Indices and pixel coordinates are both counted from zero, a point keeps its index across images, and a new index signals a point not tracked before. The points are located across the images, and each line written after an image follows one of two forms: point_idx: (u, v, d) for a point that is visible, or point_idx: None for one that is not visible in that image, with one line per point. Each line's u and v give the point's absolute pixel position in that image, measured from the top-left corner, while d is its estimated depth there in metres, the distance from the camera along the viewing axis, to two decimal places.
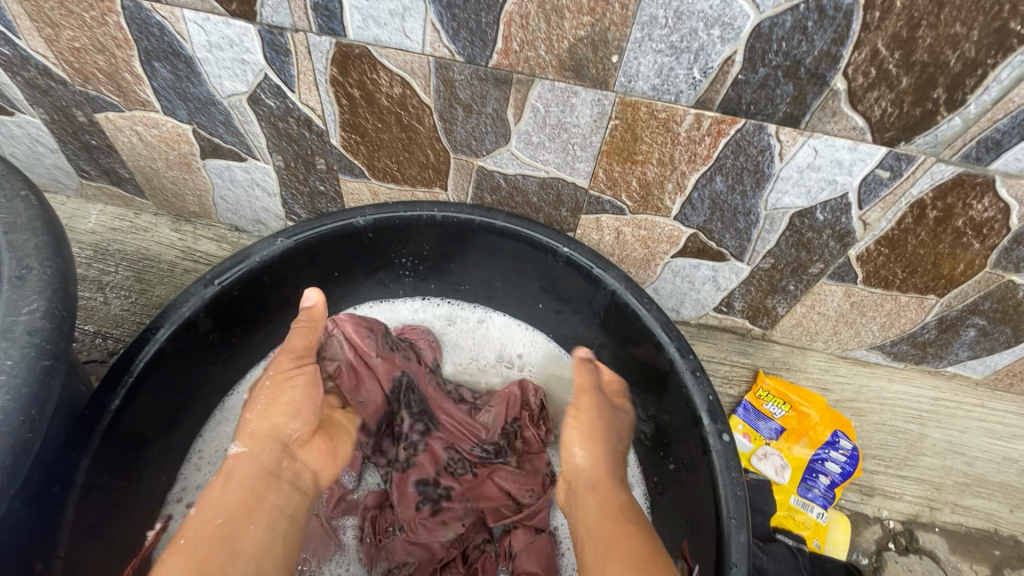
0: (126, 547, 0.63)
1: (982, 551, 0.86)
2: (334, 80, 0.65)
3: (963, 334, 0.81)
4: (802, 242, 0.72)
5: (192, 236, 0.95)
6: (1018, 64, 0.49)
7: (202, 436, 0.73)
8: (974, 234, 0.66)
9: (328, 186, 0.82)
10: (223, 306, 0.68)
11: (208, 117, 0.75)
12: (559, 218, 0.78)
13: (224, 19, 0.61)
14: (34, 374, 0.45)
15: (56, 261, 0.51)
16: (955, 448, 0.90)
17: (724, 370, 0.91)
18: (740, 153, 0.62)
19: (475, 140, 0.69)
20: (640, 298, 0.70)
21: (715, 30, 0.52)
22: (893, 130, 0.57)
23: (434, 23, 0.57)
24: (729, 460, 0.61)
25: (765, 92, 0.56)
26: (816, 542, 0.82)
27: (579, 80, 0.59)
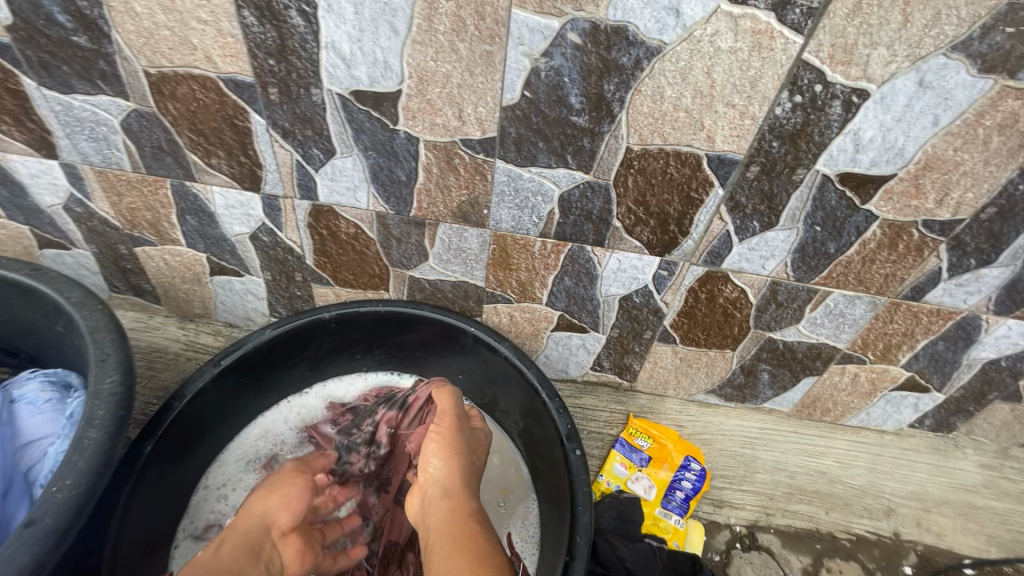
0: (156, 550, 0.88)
1: (807, 545, 1.13)
2: (310, 226, 0.99)
3: (760, 376, 1.14)
4: (632, 317, 1.06)
5: (195, 332, 1.23)
6: (705, 213, 0.87)
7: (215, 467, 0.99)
8: (733, 307, 1.01)
9: (303, 291, 1.13)
10: (225, 380, 0.95)
11: (218, 248, 1.07)
12: (469, 307, 1.11)
13: (239, 191, 0.95)
14: (115, 419, 0.72)
15: (124, 349, 0.79)
16: (780, 466, 1.20)
17: (605, 415, 1.21)
18: (574, 262, 0.98)
19: (406, 259, 1.02)
20: (524, 360, 1.00)
21: (539, 196, 0.88)
22: (659, 247, 0.93)
23: (374, 193, 0.92)
24: (580, 467, 0.90)
25: (577, 228, 0.92)
26: (675, 543, 1.08)
27: (466, 223, 0.94)
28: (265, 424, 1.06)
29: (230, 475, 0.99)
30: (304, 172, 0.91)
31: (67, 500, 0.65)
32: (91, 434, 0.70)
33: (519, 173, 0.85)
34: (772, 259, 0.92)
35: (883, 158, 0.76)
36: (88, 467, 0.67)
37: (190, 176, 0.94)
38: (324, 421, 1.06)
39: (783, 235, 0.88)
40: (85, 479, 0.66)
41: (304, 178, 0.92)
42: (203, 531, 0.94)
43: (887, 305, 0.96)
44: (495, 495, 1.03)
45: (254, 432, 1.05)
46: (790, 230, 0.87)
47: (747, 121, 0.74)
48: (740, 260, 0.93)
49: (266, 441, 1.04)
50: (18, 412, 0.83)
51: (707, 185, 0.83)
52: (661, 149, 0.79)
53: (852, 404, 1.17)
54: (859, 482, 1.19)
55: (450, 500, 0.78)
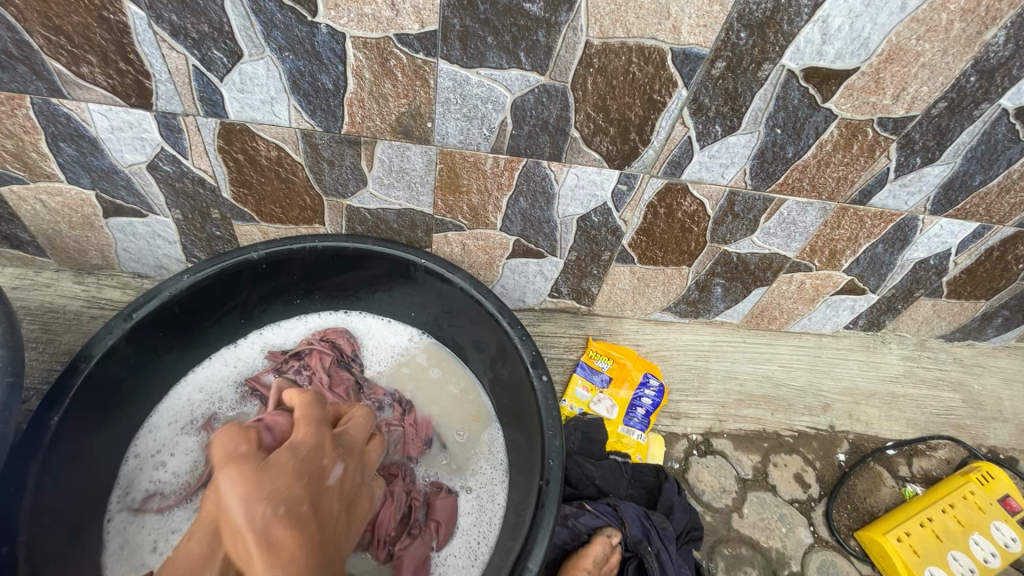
0: (83, 529, 0.77)
1: (756, 445, 1.20)
2: (221, 150, 0.85)
3: (714, 291, 1.15)
4: (590, 238, 1.02)
5: (96, 286, 1.06)
6: (667, 117, 0.81)
7: (144, 435, 0.88)
8: (692, 221, 0.99)
9: (223, 230, 0.99)
10: (141, 336, 0.83)
11: (110, 183, 0.90)
12: (417, 238, 1.02)
13: (124, 108, 0.79)
14: (3, 389, 0.61)
15: (3, 305, 0.65)
16: (731, 375, 1.25)
17: (565, 341, 1.20)
18: (530, 180, 0.91)
19: (341, 185, 0.91)
20: (481, 290, 0.94)
21: (490, 104, 0.79)
22: (618, 159, 0.87)
23: (296, 106, 0.79)
24: (547, 393, 0.87)
25: (532, 140, 0.84)
26: (638, 456, 1.11)
27: (408, 139, 0.84)
28: (197, 382, 0.95)
29: (164, 439, 0.89)
30: (205, 81, 0.75)
31: None
32: None
33: (466, 76, 0.75)
34: (731, 168, 0.89)
35: (848, 51, 0.73)
36: None
37: (55, 91, 0.76)
38: (266, 370, 0.96)
39: (744, 140, 0.85)
40: None
41: (206, 89, 0.76)
42: (141, 504, 0.83)
43: (836, 211, 0.97)
44: (457, 430, 0.99)
45: (186, 390, 0.94)
46: (751, 134, 0.84)
47: (716, 7, 0.68)
48: (700, 169, 0.90)
49: (201, 400, 0.93)
50: None
51: (670, 85, 0.77)
52: (623, 43, 0.71)
53: (797, 311, 1.22)
54: (800, 383, 1.27)
55: (307, 466, 0.62)
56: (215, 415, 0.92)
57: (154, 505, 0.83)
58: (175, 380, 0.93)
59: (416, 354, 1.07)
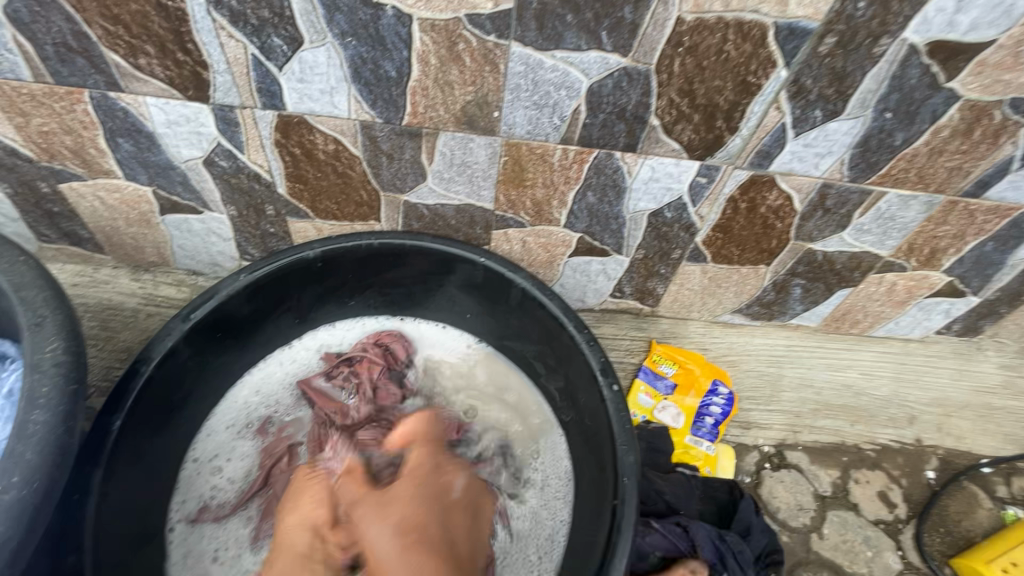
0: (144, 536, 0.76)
1: (834, 459, 1.10)
2: (278, 143, 0.81)
3: (793, 292, 1.06)
4: (661, 235, 0.94)
5: (152, 283, 1.05)
6: (760, 102, 0.73)
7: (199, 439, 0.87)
8: (776, 216, 0.90)
9: (277, 227, 0.96)
10: (199, 337, 0.81)
11: (166, 179, 0.87)
12: (475, 235, 0.97)
13: (181, 102, 0.75)
14: (66, 394, 0.57)
15: (65, 309, 0.63)
16: (806, 383, 1.15)
17: (626, 344, 1.13)
18: (600, 173, 0.84)
19: (399, 180, 0.86)
20: (544, 291, 0.88)
21: (563, 90, 0.72)
22: (700, 149, 0.79)
23: (356, 96, 0.74)
24: (619, 403, 0.81)
25: (607, 130, 0.77)
26: (707, 469, 1.04)
27: (473, 130, 0.78)
28: (251, 385, 0.93)
29: (221, 443, 0.87)
30: (263, 71, 0.71)
31: (19, 500, 0.51)
32: (37, 416, 0.55)
33: (539, 60, 0.69)
34: (828, 157, 0.80)
35: (986, 20, 0.63)
36: (39, 457, 0.53)
37: (113, 84, 0.74)
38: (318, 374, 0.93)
39: (847, 126, 0.75)
40: (39, 471, 0.53)
41: (264, 80, 0.72)
42: (197, 514, 0.82)
43: (943, 205, 0.87)
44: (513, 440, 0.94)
45: (242, 393, 0.92)
46: (856, 119, 0.75)
47: None
48: (792, 159, 0.81)
49: (257, 403, 0.91)
50: None
51: (769, 66, 0.68)
52: (720, 18, 0.64)
53: (883, 314, 1.11)
54: (884, 393, 1.16)
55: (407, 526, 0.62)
56: (270, 421, 0.90)
57: (209, 515, 0.82)
58: (232, 382, 0.91)
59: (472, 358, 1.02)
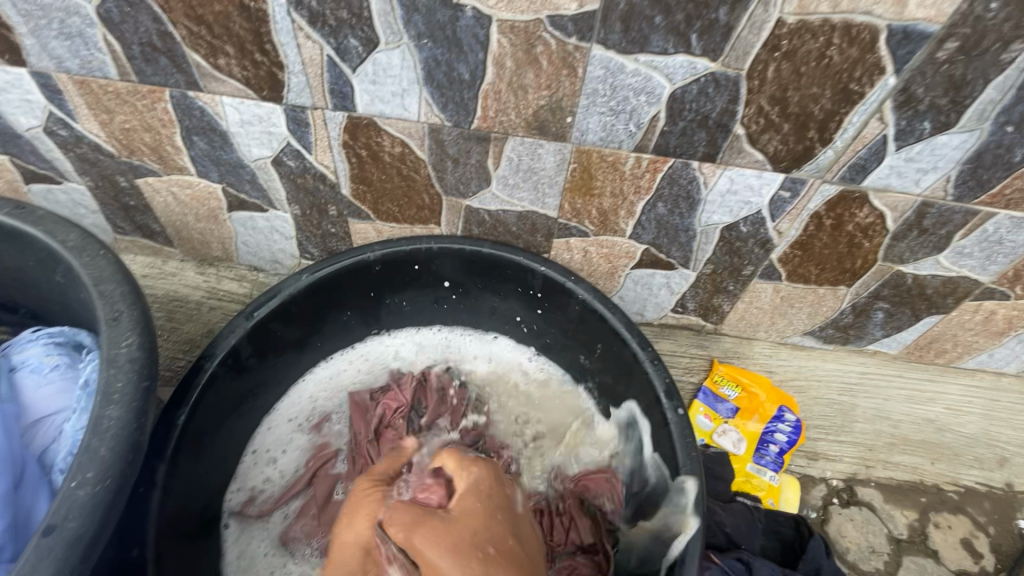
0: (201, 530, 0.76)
1: (911, 499, 1.01)
2: (346, 144, 0.80)
3: (873, 316, 0.98)
4: (733, 250, 0.89)
5: (216, 277, 1.08)
6: (861, 112, 0.67)
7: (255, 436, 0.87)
8: (863, 235, 0.83)
9: (338, 228, 0.96)
10: (261, 335, 0.81)
11: (236, 177, 0.89)
12: (535, 243, 0.94)
13: (256, 101, 0.76)
14: (139, 391, 0.58)
15: (140, 305, 0.64)
16: (882, 414, 1.07)
17: (685, 362, 1.07)
18: (674, 184, 0.79)
19: (463, 184, 0.84)
20: (606, 304, 0.85)
21: (643, 96, 0.68)
22: (786, 161, 0.74)
23: (427, 99, 0.72)
24: (684, 428, 0.76)
25: (686, 138, 0.73)
26: (770, 501, 0.97)
27: (543, 136, 0.75)
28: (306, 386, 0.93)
29: (277, 438, 0.88)
30: (337, 72, 0.71)
31: (92, 496, 0.51)
32: (112, 411, 0.56)
33: (621, 64, 0.65)
34: (931, 174, 0.73)
35: None
36: (113, 452, 0.53)
37: (193, 83, 0.75)
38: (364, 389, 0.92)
39: (958, 140, 0.68)
40: (113, 467, 0.53)
41: (338, 81, 0.72)
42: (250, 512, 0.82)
43: None
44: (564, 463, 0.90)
45: (301, 391, 0.93)
46: (970, 133, 0.68)
47: None
48: (890, 174, 0.74)
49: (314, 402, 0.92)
50: (21, 384, 0.68)
51: (876, 72, 0.62)
52: (826, 20, 0.58)
53: (975, 345, 1.02)
54: (971, 431, 1.06)
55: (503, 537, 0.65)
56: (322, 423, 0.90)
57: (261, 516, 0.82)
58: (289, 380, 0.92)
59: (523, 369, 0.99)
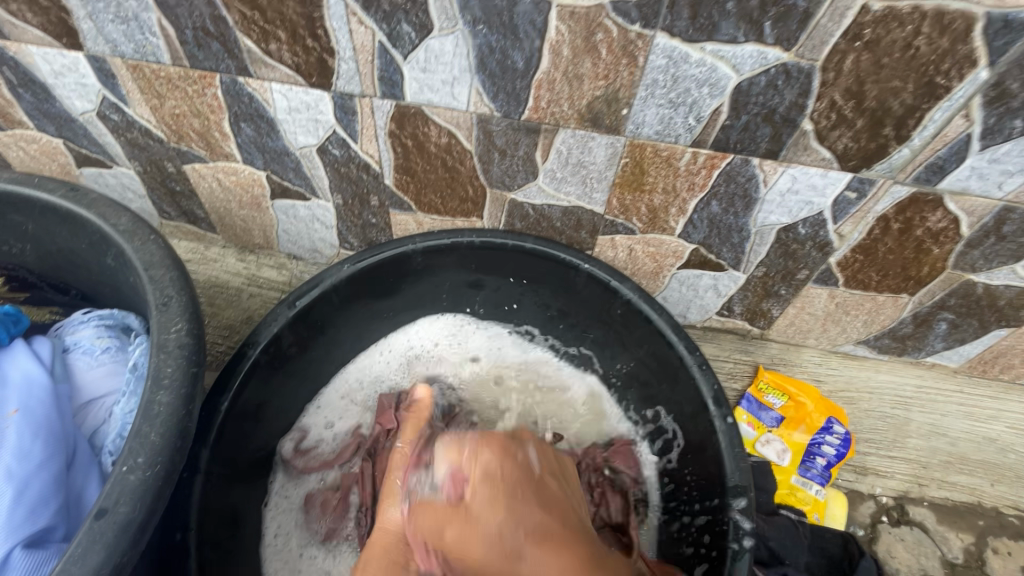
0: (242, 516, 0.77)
1: (968, 521, 0.95)
2: (392, 133, 0.79)
3: (936, 327, 0.92)
4: (788, 252, 0.85)
5: (256, 265, 1.08)
6: (946, 107, 0.62)
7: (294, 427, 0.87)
8: (933, 241, 0.78)
9: (379, 218, 0.95)
10: (302, 324, 0.81)
11: (281, 165, 0.88)
12: (579, 239, 0.91)
13: (304, 88, 0.75)
14: (188, 376, 0.57)
15: (189, 290, 0.64)
16: (938, 430, 1.01)
17: (728, 367, 1.04)
18: (731, 181, 0.75)
19: (509, 177, 0.82)
20: (652, 305, 0.81)
21: (705, 88, 0.65)
22: (855, 159, 0.69)
23: (478, 88, 0.70)
24: (733, 437, 0.73)
25: (748, 133, 0.69)
26: (816, 516, 0.93)
27: (596, 128, 0.72)
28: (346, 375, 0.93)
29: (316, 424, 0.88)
30: (388, 59, 0.69)
31: (143, 481, 0.51)
32: (162, 396, 0.55)
33: (686, 53, 0.62)
34: (1017, 177, 0.67)
35: None
36: (163, 437, 0.53)
37: (243, 69, 0.74)
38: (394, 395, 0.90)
39: None
40: (163, 452, 0.53)
41: (388, 68, 0.70)
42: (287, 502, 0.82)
43: None
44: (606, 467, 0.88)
45: (343, 377, 0.93)
46: None
47: None
48: (970, 176, 0.68)
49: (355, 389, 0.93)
50: (73, 365, 0.69)
51: (966, 65, 0.58)
52: (916, 7, 0.54)
53: None
54: None
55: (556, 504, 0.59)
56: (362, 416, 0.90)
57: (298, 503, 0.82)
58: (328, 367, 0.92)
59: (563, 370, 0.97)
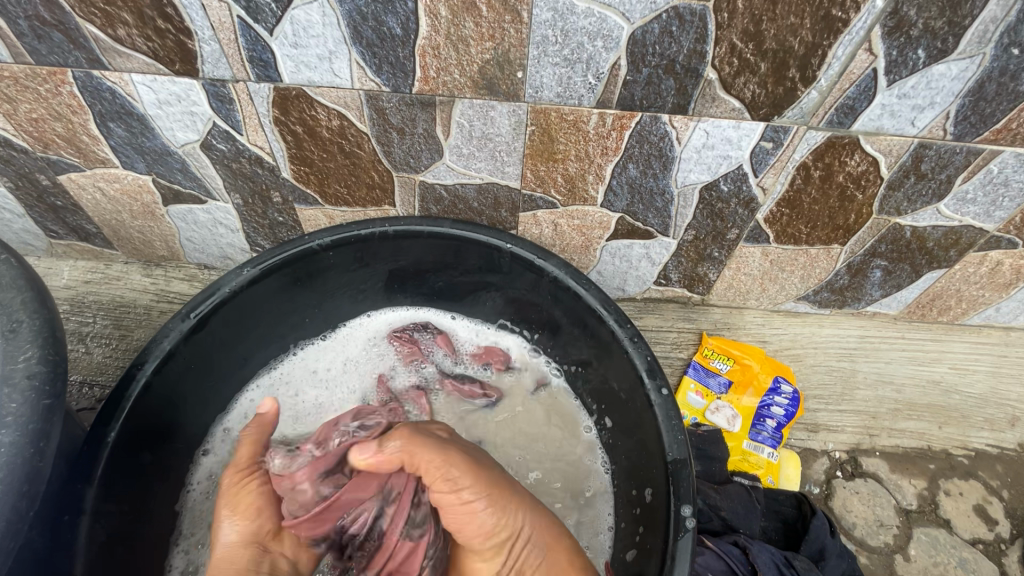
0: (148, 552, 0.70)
1: (919, 466, 0.95)
2: (277, 120, 0.72)
3: (871, 275, 0.91)
4: (714, 212, 0.82)
5: (164, 279, 1.00)
6: (847, 42, 0.59)
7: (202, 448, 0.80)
8: (856, 186, 0.75)
9: (286, 216, 0.88)
10: (201, 336, 0.74)
11: (165, 167, 0.81)
12: (500, 218, 0.86)
13: (169, 78, 0.68)
14: (38, 411, 0.51)
15: (45, 313, 0.56)
16: (884, 379, 1.00)
17: (673, 337, 1.01)
18: (644, 142, 0.71)
19: (413, 158, 0.76)
20: (579, 280, 0.77)
21: (599, 41, 0.61)
22: (765, 107, 0.66)
23: (358, 61, 0.64)
24: (669, 409, 0.69)
25: (652, 88, 0.65)
26: (770, 479, 0.91)
27: (493, 96, 0.67)
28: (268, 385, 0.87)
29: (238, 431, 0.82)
30: (252, 36, 0.62)
31: None
32: (4, 437, 0.49)
33: (571, 4, 0.57)
34: (928, 112, 0.65)
35: None
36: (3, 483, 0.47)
37: (95, 61, 0.66)
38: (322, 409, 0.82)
39: (957, 69, 0.61)
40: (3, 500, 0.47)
41: (255, 46, 0.63)
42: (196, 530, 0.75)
43: None
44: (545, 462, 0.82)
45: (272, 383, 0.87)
46: (970, 60, 0.60)
47: None
48: (882, 115, 0.66)
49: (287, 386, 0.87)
50: None
51: None
52: None
53: (981, 299, 0.95)
54: (979, 390, 1.00)
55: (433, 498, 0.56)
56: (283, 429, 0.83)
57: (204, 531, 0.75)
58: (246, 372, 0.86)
59: (514, 351, 0.93)
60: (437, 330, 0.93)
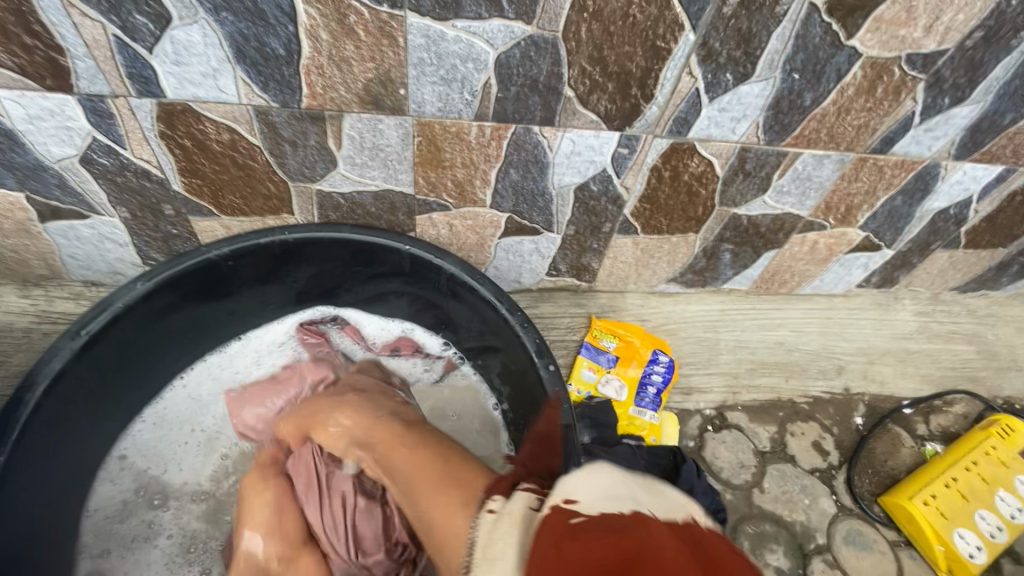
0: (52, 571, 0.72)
1: (771, 415, 1.14)
2: (164, 134, 0.73)
3: (722, 257, 1.08)
4: (589, 209, 0.93)
5: (45, 300, 0.95)
6: (673, 66, 0.72)
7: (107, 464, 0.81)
8: (698, 183, 0.90)
9: (180, 228, 0.88)
10: (95, 354, 0.73)
11: (40, 183, 0.78)
12: (399, 222, 0.92)
13: (40, 93, 0.67)
14: None
15: None
16: (741, 344, 1.18)
17: (566, 322, 1.12)
18: (521, 150, 0.81)
19: (308, 168, 0.80)
20: (474, 275, 0.84)
21: (470, 63, 0.69)
22: (618, 119, 0.78)
23: (244, 79, 0.67)
24: (556, 383, 0.79)
25: (521, 103, 0.74)
26: (652, 438, 1.04)
27: (379, 111, 0.73)
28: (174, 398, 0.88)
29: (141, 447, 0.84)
30: (131, 53, 0.64)
31: None
32: None
33: (440, 31, 0.65)
34: (743, 122, 0.80)
35: None
36: None
37: None
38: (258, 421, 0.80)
39: (758, 89, 0.76)
40: None
41: (134, 63, 0.65)
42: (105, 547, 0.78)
43: (854, 162, 0.89)
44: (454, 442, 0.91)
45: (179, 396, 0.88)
46: (766, 81, 0.75)
47: None
48: (709, 125, 0.80)
49: (199, 393, 0.89)
50: None
51: (675, 28, 0.67)
52: None
53: (809, 272, 1.16)
54: (813, 347, 1.22)
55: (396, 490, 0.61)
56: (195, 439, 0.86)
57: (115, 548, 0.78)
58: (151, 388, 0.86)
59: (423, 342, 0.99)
60: (346, 320, 0.98)
